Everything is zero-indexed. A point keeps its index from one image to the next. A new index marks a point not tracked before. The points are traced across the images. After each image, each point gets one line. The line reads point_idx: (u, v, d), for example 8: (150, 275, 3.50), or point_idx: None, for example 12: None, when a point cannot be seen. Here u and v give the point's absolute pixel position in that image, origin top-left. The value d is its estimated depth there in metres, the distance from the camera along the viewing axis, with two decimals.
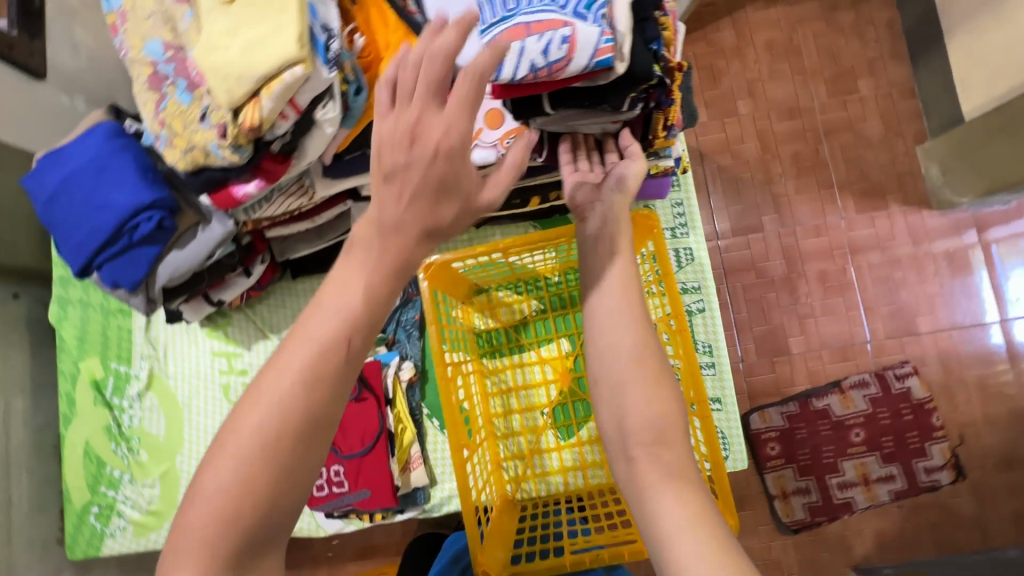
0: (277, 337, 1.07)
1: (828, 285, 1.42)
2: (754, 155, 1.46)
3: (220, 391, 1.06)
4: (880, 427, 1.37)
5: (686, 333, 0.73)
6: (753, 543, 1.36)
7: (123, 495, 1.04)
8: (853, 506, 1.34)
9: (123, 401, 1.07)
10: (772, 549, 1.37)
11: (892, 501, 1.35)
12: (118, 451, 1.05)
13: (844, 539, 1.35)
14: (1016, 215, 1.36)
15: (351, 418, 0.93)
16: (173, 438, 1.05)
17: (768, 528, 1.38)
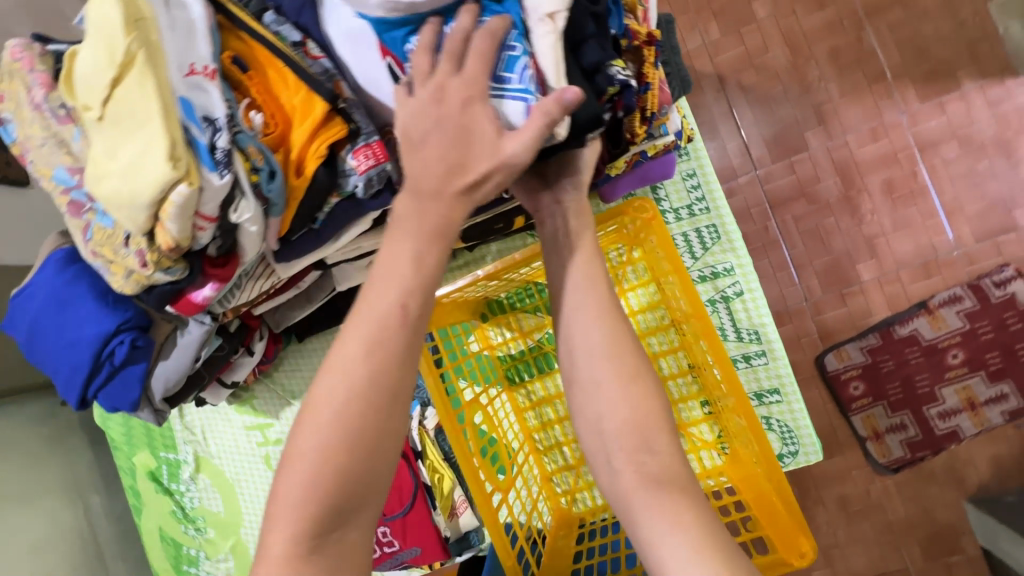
0: (301, 402, 1.05)
1: (895, 196, 1.19)
2: (783, 62, 1.23)
3: (263, 463, 1.07)
4: (982, 343, 1.16)
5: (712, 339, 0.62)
6: (848, 491, 1.23)
7: (205, 570, 1.09)
8: (960, 435, 1.16)
9: (181, 485, 1.10)
10: (871, 491, 1.22)
11: (1004, 421, 1.16)
12: (189, 531, 1.10)
13: (955, 470, 1.18)
14: None
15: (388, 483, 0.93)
16: (234, 511, 1.08)
17: (863, 472, 1.22)
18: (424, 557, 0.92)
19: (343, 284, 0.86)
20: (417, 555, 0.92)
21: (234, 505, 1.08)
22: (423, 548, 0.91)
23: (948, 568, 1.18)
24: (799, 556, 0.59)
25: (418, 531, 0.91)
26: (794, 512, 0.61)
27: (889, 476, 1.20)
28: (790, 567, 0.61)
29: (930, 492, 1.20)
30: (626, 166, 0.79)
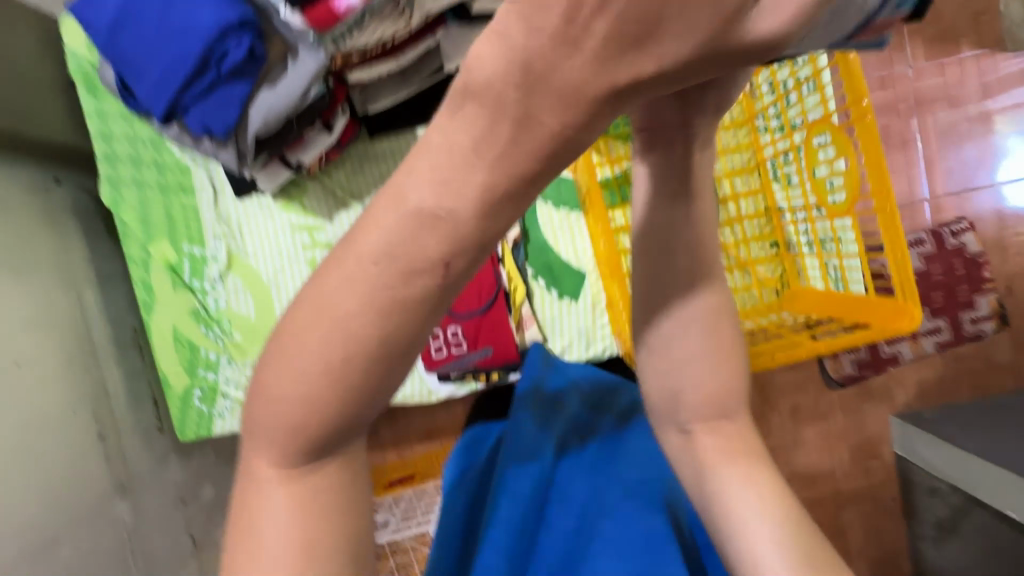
0: (359, 205, 0.99)
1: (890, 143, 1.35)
2: None
3: (308, 267, 1.00)
4: (933, 284, 1.34)
5: (868, 118, 0.65)
6: (802, 400, 1.44)
7: (224, 376, 1.02)
8: (900, 358, 1.39)
9: (204, 283, 1.01)
10: (820, 404, 1.45)
11: (936, 351, 1.39)
12: (210, 334, 1.01)
13: (888, 388, 1.43)
14: None
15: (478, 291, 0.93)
16: (266, 316, 1.01)
17: (816, 384, 1.45)
18: (493, 360, 0.96)
19: (456, 59, 0.78)
20: (486, 357, 0.95)
21: (267, 310, 1.01)
22: (495, 350, 0.95)
23: (865, 468, 1.46)
24: (910, 320, 0.65)
25: (493, 334, 0.95)
26: (909, 285, 0.66)
27: (835, 389, 1.45)
28: (899, 333, 0.66)
29: (864, 404, 1.45)
30: None
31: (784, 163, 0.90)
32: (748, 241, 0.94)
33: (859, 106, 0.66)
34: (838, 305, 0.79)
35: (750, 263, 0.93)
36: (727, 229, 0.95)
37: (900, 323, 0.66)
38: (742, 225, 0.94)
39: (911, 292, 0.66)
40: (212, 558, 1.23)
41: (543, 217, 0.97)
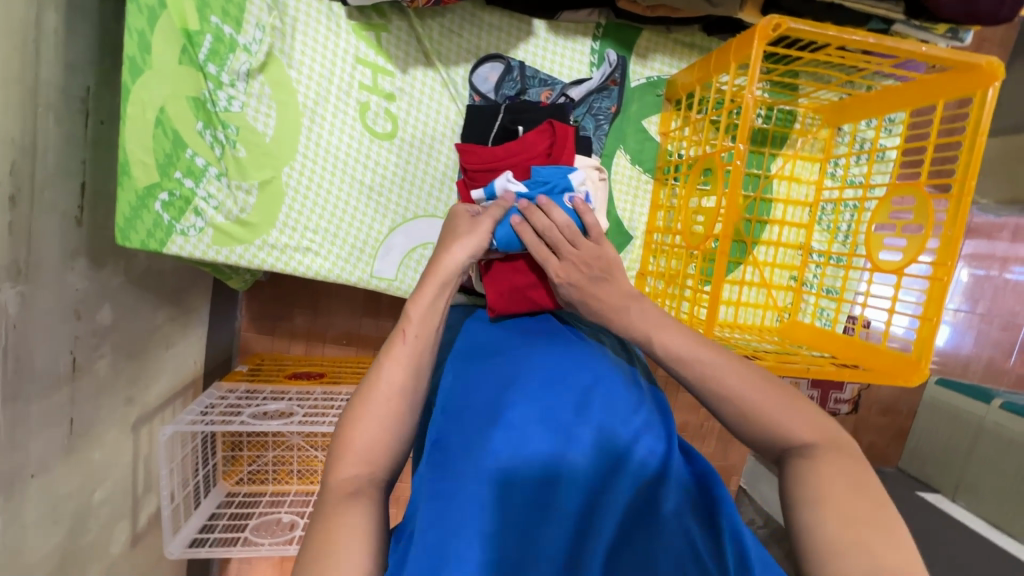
0: (440, 68, 0.87)
1: None
2: None
3: (356, 110, 0.86)
4: None
5: (968, 197, 0.72)
6: (692, 419, 1.56)
7: (205, 191, 0.84)
8: None
9: (222, 74, 0.81)
10: (704, 427, 1.58)
11: None
12: (206, 136, 0.83)
13: None
14: (997, 231, 1.53)
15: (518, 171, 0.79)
16: (286, 143, 0.85)
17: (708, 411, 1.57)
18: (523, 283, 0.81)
19: None
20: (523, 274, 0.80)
21: (289, 136, 0.85)
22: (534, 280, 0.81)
23: None
24: (917, 375, 0.75)
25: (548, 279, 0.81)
26: (925, 350, 0.77)
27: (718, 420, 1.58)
28: (901, 384, 0.77)
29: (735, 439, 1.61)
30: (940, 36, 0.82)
31: (835, 212, 0.99)
32: (776, 265, 1.00)
33: (964, 184, 0.73)
34: (839, 344, 0.88)
35: (771, 283, 1.00)
36: (765, 248, 1.00)
37: (908, 375, 0.76)
38: (779, 249, 1.00)
39: (927, 354, 0.76)
40: (92, 390, 1.04)
41: (617, 166, 0.94)
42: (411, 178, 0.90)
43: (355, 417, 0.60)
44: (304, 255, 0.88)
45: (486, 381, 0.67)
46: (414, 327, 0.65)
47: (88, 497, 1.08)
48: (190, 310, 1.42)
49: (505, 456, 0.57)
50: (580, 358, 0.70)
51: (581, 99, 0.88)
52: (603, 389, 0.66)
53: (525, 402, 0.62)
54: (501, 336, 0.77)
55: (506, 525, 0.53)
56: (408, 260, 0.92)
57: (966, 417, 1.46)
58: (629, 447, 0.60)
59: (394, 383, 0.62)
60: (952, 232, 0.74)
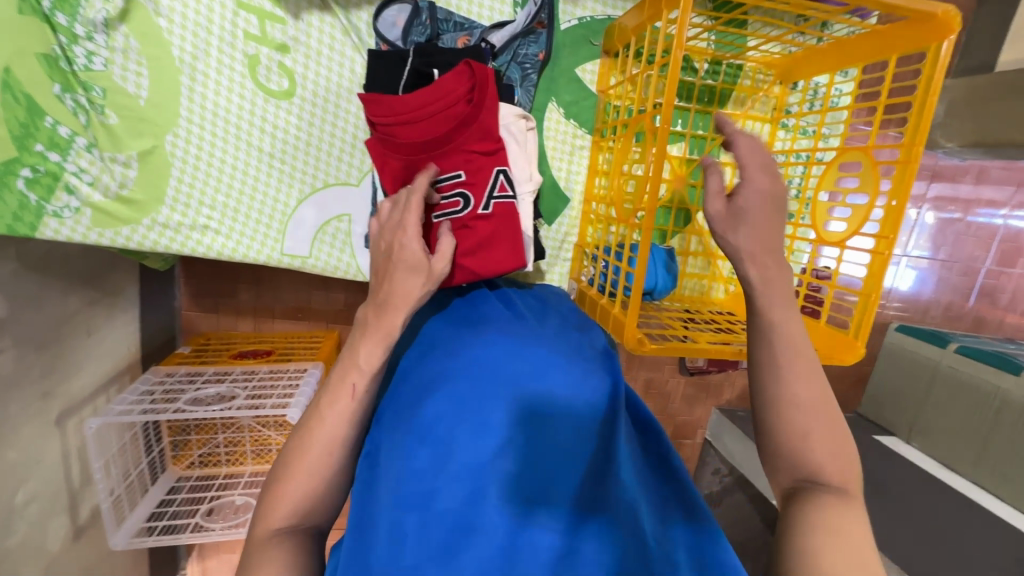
0: (340, 12, 0.76)
1: None
2: None
3: (244, 66, 0.75)
4: None
5: (915, 163, 0.67)
6: (656, 377, 1.54)
7: (75, 166, 0.73)
8: (739, 364, 1.53)
9: (75, 26, 0.69)
10: (668, 385, 1.56)
11: None
12: (67, 102, 0.70)
13: (720, 387, 1.59)
14: (961, 174, 1.47)
15: (444, 120, 0.69)
16: (165, 107, 0.74)
17: (671, 367, 1.55)
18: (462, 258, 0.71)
19: None
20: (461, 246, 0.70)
21: (169, 99, 0.74)
22: (474, 248, 0.71)
23: (679, 446, 1.66)
24: (853, 354, 0.70)
25: (488, 244, 0.72)
26: (865, 326, 0.71)
27: (684, 375, 1.56)
28: (836, 364, 0.70)
29: (699, 396, 1.60)
30: None
31: (784, 175, 0.92)
32: (722, 234, 0.94)
33: (913, 149, 0.67)
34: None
35: (716, 253, 0.93)
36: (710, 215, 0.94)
37: (843, 356, 0.70)
38: None
39: (865, 331, 0.71)
40: None
41: (548, 121, 0.86)
42: (319, 143, 0.80)
43: (284, 475, 0.58)
44: (203, 234, 0.79)
45: (417, 384, 0.62)
46: (364, 381, 0.61)
47: (9, 498, 1.02)
48: (113, 292, 1.32)
49: (430, 476, 0.53)
50: (519, 345, 0.64)
51: (503, 46, 0.77)
52: (543, 381, 0.60)
53: (451, 409, 0.57)
54: (441, 325, 0.71)
55: (427, 549, 0.49)
56: (322, 234, 0.83)
57: (919, 361, 1.44)
58: (570, 447, 0.56)
59: (326, 441, 0.59)
60: (896, 204, 0.69)
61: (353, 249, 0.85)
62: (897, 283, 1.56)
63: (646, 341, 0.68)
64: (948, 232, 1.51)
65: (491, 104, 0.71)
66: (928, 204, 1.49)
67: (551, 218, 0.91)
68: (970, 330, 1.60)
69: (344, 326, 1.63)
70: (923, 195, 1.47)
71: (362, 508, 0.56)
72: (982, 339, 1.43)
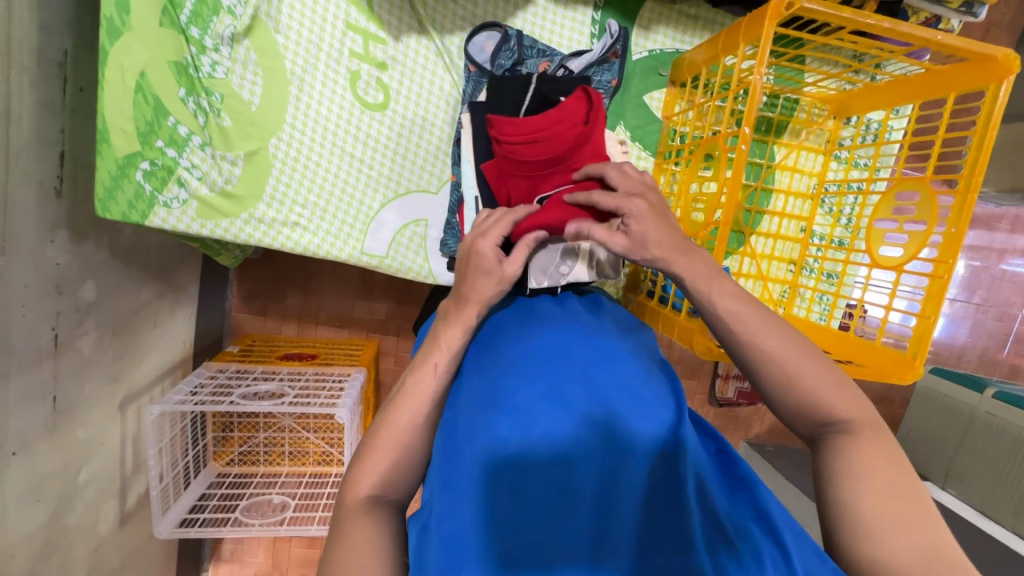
0: (436, 37, 0.84)
1: None
2: None
3: (346, 79, 0.83)
4: None
5: (974, 194, 0.70)
6: (687, 405, 1.55)
7: (188, 161, 0.81)
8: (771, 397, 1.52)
9: (205, 38, 0.77)
10: (698, 413, 1.56)
11: None
12: (189, 104, 0.79)
13: (750, 419, 1.59)
14: (997, 221, 1.50)
15: (564, 141, 0.72)
16: (273, 112, 0.82)
17: (701, 397, 1.55)
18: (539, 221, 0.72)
19: None
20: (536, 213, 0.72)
21: (277, 106, 0.82)
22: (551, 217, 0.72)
23: None
24: (911, 373, 0.73)
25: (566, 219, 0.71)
26: (922, 347, 0.75)
27: (712, 406, 1.56)
28: (895, 382, 0.74)
29: (729, 427, 1.60)
30: (956, 6, 0.79)
31: (837, 204, 0.96)
32: (774, 257, 0.97)
33: (972, 179, 0.71)
34: (836, 342, 0.86)
35: (769, 275, 0.96)
36: (763, 239, 0.98)
37: (901, 374, 0.74)
38: (777, 240, 0.98)
39: (923, 352, 0.74)
40: (75, 367, 1.02)
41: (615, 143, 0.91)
42: (404, 153, 0.87)
43: (368, 448, 0.58)
44: (292, 230, 0.85)
45: (490, 364, 0.63)
46: (445, 361, 0.64)
47: (73, 476, 1.06)
48: (179, 288, 1.40)
49: (515, 442, 0.53)
50: (586, 333, 0.66)
51: (581, 71, 0.84)
52: (611, 364, 0.61)
53: (528, 383, 0.58)
54: (504, 315, 0.72)
55: (519, 510, 0.50)
56: (399, 237, 0.89)
57: (953, 404, 1.43)
58: (648, 421, 0.56)
59: (413, 415, 0.60)
60: (955, 230, 0.72)
61: (426, 253, 0.91)
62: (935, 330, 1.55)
63: (713, 349, 0.72)
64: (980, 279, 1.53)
65: (602, 126, 0.74)
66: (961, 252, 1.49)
67: None
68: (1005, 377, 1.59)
69: (384, 337, 1.69)
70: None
71: (441, 473, 0.55)
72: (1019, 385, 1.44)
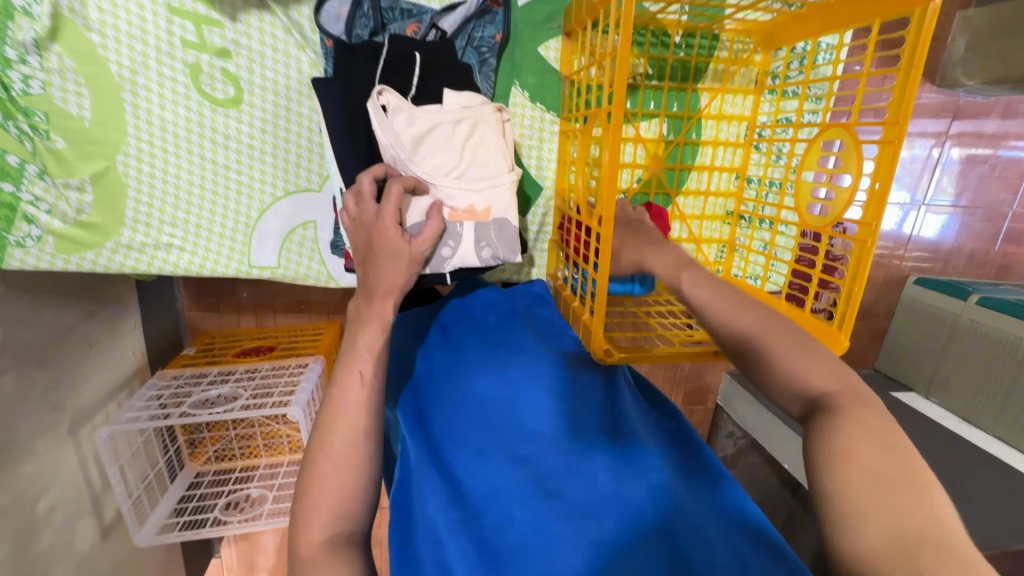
0: (280, 8, 0.71)
1: None
2: None
3: (185, 75, 0.72)
4: None
5: (898, 143, 0.61)
6: None
7: (31, 194, 0.70)
8: None
9: (5, 48, 0.64)
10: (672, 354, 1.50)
11: None
12: (11, 130, 0.67)
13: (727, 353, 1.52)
14: (985, 112, 1.30)
15: None
16: (111, 125, 0.72)
17: None
18: None
19: None
20: None
21: (113, 118, 0.72)
22: None
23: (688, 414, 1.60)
24: (841, 347, 0.66)
25: None
26: (852, 317, 0.66)
27: None
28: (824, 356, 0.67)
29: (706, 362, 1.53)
30: None
31: (770, 152, 0.86)
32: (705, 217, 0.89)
33: (899, 124, 0.61)
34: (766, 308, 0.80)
35: (701, 239, 0.88)
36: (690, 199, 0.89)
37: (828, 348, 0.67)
38: (707, 198, 0.89)
39: (850, 324, 0.66)
40: None
41: (514, 106, 0.80)
42: (273, 152, 0.78)
43: (312, 484, 0.54)
44: (169, 252, 0.78)
45: (426, 414, 0.64)
46: (369, 369, 0.61)
47: (31, 508, 1.07)
48: (113, 301, 1.34)
49: (461, 505, 0.54)
50: (517, 367, 0.66)
51: (456, 30, 0.73)
52: (532, 396, 0.63)
53: (458, 445, 0.59)
54: (441, 356, 0.71)
55: (475, 571, 0.48)
56: (288, 244, 0.82)
57: (936, 313, 1.33)
58: (579, 451, 0.57)
59: (349, 435, 0.57)
60: (881, 186, 0.63)
61: (322, 257, 0.84)
62: (928, 231, 1.39)
63: (615, 349, 0.66)
64: (972, 172, 1.34)
65: None
66: (951, 140, 1.30)
67: (525, 210, 0.86)
68: (994, 278, 1.50)
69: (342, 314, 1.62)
70: (944, 132, 1.29)
71: (403, 546, 0.53)
72: (1005, 288, 1.34)
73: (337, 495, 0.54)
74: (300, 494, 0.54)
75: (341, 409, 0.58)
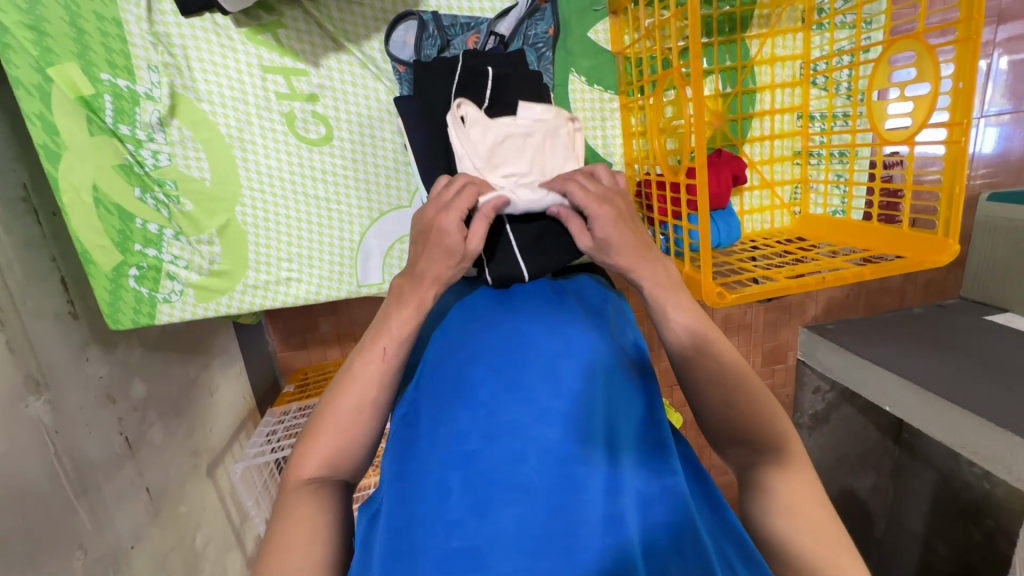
0: (355, 49, 0.79)
1: None
2: None
3: (283, 123, 0.80)
4: None
5: (977, 39, 0.62)
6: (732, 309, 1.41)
7: (170, 254, 0.82)
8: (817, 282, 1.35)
9: (136, 131, 0.76)
10: (746, 315, 1.43)
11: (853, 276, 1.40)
12: (148, 200, 0.79)
13: (803, 304, 1.45)
14: None
15: None
16: (228, 182, 0.81)
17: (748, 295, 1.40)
18: None
19: None
20: None
21: (228, 174, 0.80)
22: None
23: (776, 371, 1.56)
24: (948, 254, 0.67)
25: None
26: (955, 222, 0.68)
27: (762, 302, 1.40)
28: (931, 267, 0.69)
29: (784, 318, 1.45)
30: None
31: (829, 83, 0.87)
32: (774, 161, 0.90)
33: (974, 21, 0.62)
34: (856, 234, 0.82)
35: (774, 183, 0.90)
36: (756, 145, 0.90)
37: (937, 257, 0.68)
38: (773, 142, 0.90)
39: (955, 228, 0.67)
40: (154, 458, 1.10)
41: (574, 92, 0.85)
42: (364, 179, 0.85)
43: (315, 428, 0.59)
44: (288, 286, 0.87)
45: (457, 349, 0.60)
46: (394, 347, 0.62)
47: (192, 544, 1.18)
48: (224, 349, 1.44)
49: (473, 437, 0.52)
50: (563, 324, 0.61)
51: (512, 33, 0.79)
52: (582, 356, 0.57)
53: (490, 375, 0.56)
54: (482, 302, 0.67)
55: (470, 501, 0.49)
56: (389, 260, 0.89)
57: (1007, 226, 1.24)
58: (610, 423, 0.54)
59: (355, 402, 0.60)
60: (965, 86, 0.64)
61: None
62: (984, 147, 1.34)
63: (726, 294, 0.69)
64: None
65: None
66: (998, 50, 1.25)
67: None
68: None
69: None
70: (990, 41, 1.24)
71: (399, 476, 0.53)
72: None
73: (336, 447, 0.59)
74: (306, 431, 0.59)
75: (354, 376, 0.61)
